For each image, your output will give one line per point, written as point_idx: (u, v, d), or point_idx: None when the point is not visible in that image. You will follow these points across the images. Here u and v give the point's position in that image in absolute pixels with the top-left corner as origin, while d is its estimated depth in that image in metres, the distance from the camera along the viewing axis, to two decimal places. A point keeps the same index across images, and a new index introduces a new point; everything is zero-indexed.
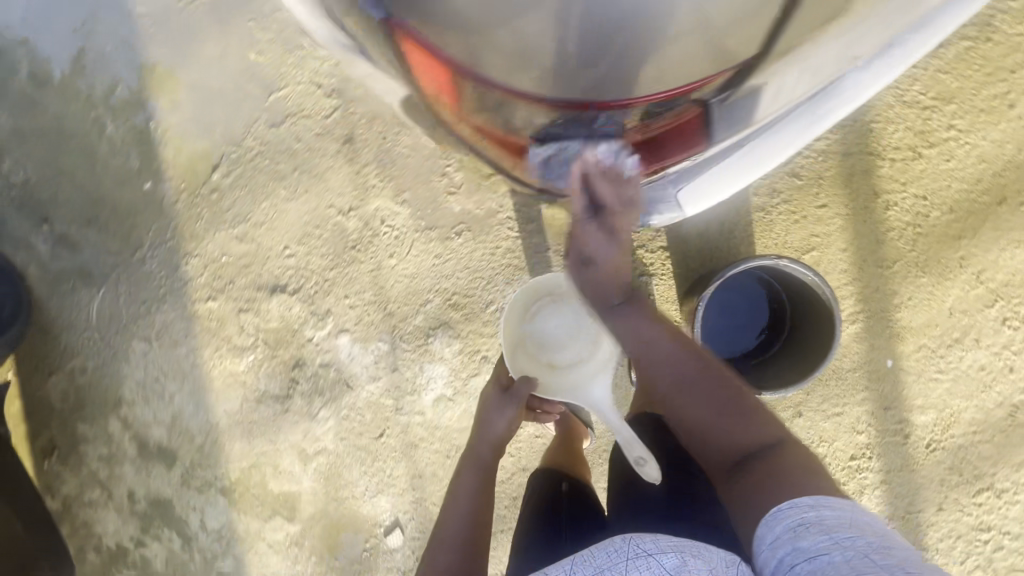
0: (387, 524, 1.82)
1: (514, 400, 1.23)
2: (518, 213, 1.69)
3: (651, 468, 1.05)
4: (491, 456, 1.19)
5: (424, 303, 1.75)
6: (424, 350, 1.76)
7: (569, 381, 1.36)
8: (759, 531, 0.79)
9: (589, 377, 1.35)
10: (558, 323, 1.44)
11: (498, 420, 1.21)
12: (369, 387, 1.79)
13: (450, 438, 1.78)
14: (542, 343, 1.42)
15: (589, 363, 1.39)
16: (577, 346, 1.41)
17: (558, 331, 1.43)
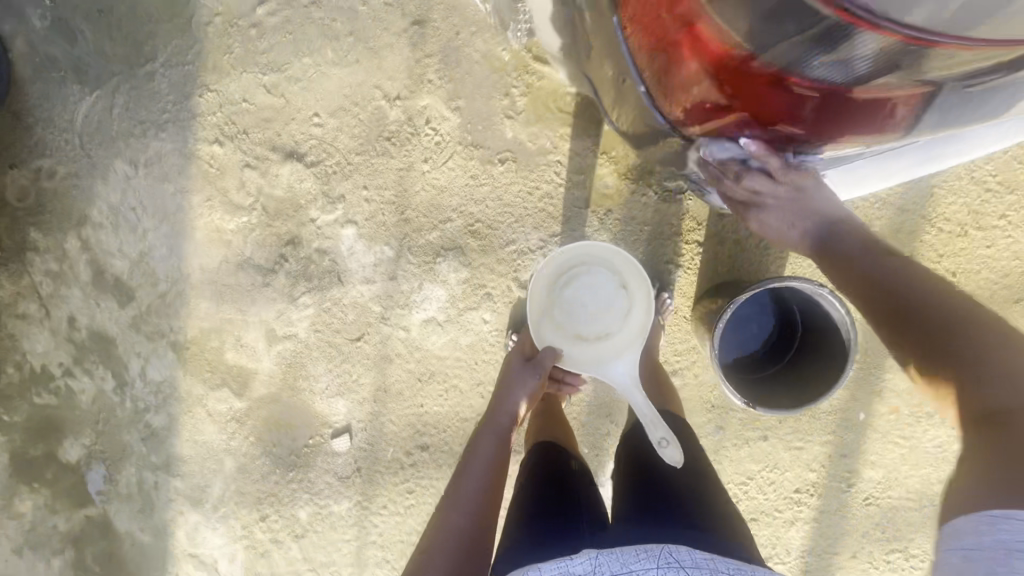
0: (336, 427, 1.77)
1: (538, 371, 1.36)
2: (569, 160, 1.60)
3: (671, 450, 1.17)
4: (508, 423, 1.29)
5: (444, 221, 1.65)
6: (428, 268, 1.67)
7: (595, 356, 1.39)
8: (959, 523, 0.72)
9: (615, 355, 1.38)
10: (591, 296, 1.41)
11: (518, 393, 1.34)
12: (360, 288, 1.69)
13: (427, 363, 1.72)
14: (569, 317, 1.42)
15: (618, 340, 1.40)
16: (607, 320, 1.41)
17: (589, 303, 1.41)
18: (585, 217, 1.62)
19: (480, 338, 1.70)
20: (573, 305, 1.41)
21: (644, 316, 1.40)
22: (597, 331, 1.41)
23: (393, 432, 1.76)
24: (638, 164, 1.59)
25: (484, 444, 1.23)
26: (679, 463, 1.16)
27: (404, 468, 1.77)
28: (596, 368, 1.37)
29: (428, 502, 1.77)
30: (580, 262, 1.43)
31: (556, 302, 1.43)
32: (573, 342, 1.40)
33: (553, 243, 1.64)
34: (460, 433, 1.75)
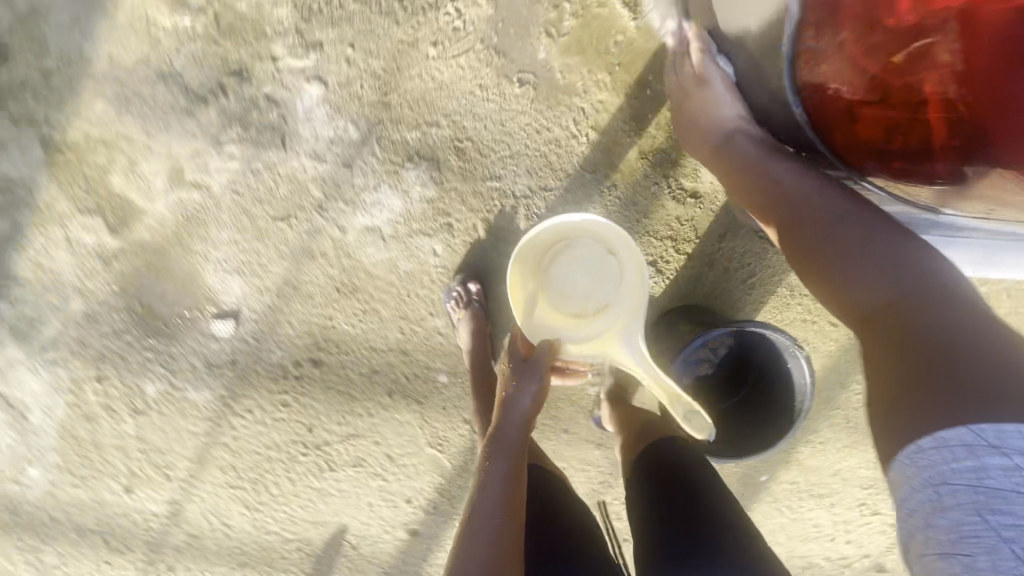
0: (222, 307, 1.49)
1: (538, 371, 1.16)
2: (593, 113, 1.38)
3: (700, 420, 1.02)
4: (519, 438, 1.12)
5: (430, 124, 1.38)
6: (392, 171, 1.40)
7: (597, 334, 1.20)
8: (908, 461, 0.65)
9: (618, 328, 1.18)
10: (580, 274, 1.25)
11: (521, 396, 1.15)
12: (305, 162, 1.39)
13: (353, 276, 1.47)
14: (561, 299, 1.25)
15: (617, 312, 1.20)
16: (603, 295, 1.23)
17: (581, 277, 1.25)
18: (585, 183, 1.42)
19: (422, 270, 1.47)
20: (565, 286, 1.25)
21: (639, 283, 1.20)
22: (595, 304, 1.23)
23: (287, 336, 1.51)
24: (663, 148, 1.40)
25: (495, 470, 1.06)
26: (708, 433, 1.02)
27: (287, 378, 1.54)
28: (598, 346, 1.18)
29: (300, 422, 1.57)
30: (564, 243, 1.25)
31: (544, 286, 1.25)
32: (567, 324, 1.22)
33: (541, 197, 1.43)
34: (364, 362, 1.54)
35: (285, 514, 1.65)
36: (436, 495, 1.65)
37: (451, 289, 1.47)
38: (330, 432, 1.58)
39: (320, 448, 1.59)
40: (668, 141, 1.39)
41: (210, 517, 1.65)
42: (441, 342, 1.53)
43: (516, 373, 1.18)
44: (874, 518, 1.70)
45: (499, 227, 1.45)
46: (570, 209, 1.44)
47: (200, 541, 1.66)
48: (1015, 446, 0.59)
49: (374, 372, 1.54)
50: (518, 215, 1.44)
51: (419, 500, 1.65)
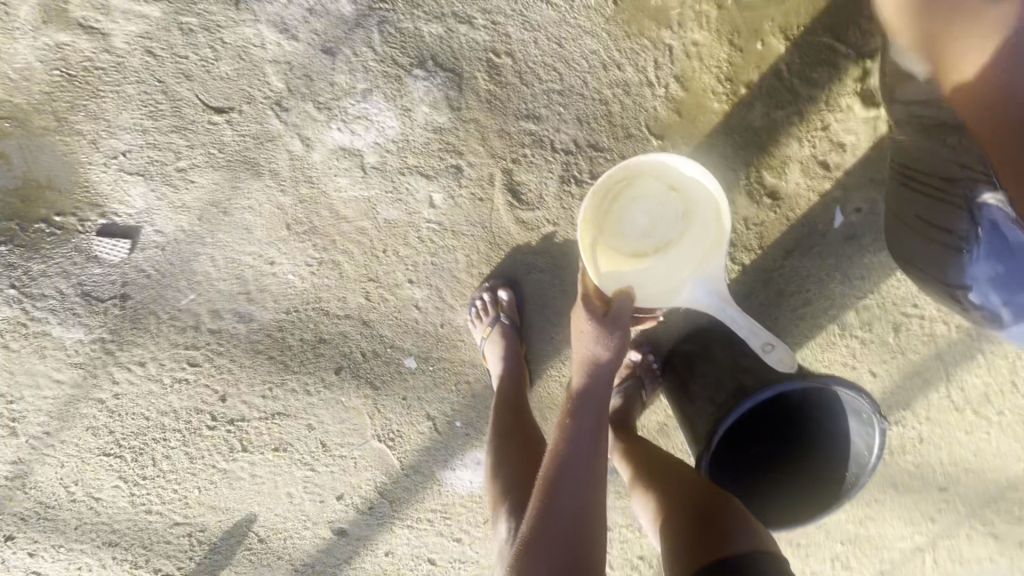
0: (113, 220, 1.04)
1: (621, 325, 0.84)
2: (680, 57, 1.03)
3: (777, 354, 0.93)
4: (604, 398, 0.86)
5: (459, 18, 0.97)
6: (392, 74, 0.98)
7: (665, 279, 0.98)
8: None
9: (687, 270, 0.96)
10: (642, 210, 1.00)
11: (602, 357, 0.84)
12: (265, 32, 0.95)
13: (312, 211, 1.06)
14: (621, 240, 1.00)
15: (688, 252, 0.98)
16: (671, 232, 1.00)
17: (641, 216, 1.00)
18: (648, 151, 1.06)
19: (408, 222, 1.08)
20: (627, 226, 1.00)
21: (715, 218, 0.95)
22: (659, 243, 1.00)
23: (206, 276, 1.10)
24: (752, 126, 1.07)
25: (576, 430, 0.84)
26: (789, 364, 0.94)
27: (199, 331, 1.14)
28: (665, 291, 0.96)
29: (210, 388, 1.19)
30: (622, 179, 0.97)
31: (602, 225, 0.99)
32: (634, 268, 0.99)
33: (587, 156, 1.06)
34: (308, 324, 1.16)
35: (177, 494, 1.29)
36: (376, 495, 1.34)
37: (474, 300, 1.15)
38: (250, 405, 1.22)
39: (234, 423, 1.23)
40: (761, 117, 1.07)
41: (71, 487, 1.25)
42: (416, 318, 1.18)
43: (593, 332, 0.84)
44: None
45: (523, 185, 1.08)
46: None
47: (53, 513, 1.27)
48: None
49: (321, 341, 1.18)
50: (551, 173, 1.07)
51: (351, 498, 1.34)
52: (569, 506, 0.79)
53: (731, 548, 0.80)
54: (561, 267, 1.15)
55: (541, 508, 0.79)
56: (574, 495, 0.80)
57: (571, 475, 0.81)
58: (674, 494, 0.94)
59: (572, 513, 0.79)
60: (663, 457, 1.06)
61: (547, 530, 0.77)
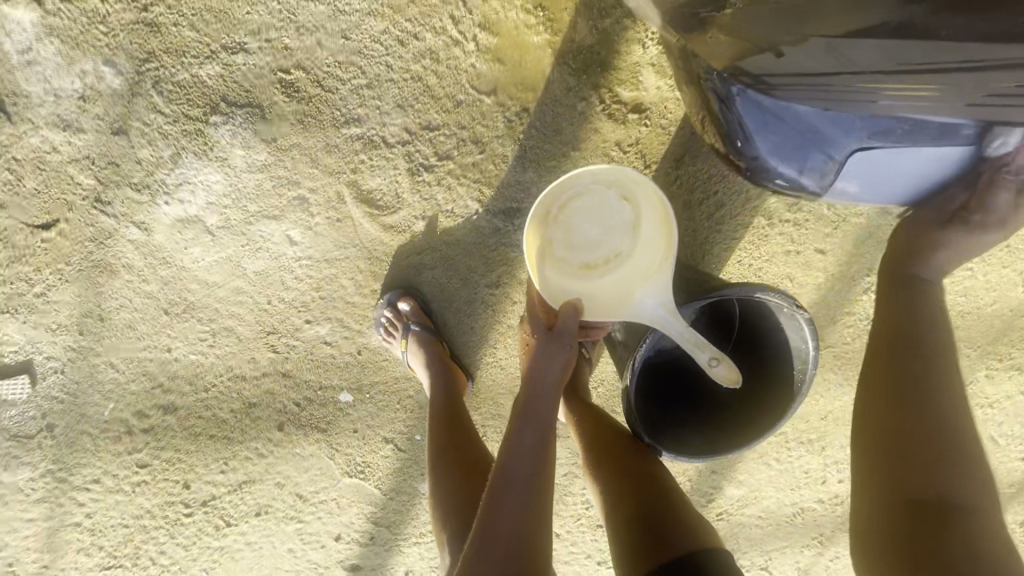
0: (6, 362, 1.05)
1: (568, 337, 0.85)
2: (477, 4, 0.94)
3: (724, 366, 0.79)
4: (552, 410, 0.84)
5: (232, 49, 0.90)
6: (192, 130, 0.93)
7: (615, 290, 0.90)
8: None
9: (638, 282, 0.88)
10: (587, 223, 0.91)
11: (549, 370, 0.84)
12: (50, 135, 0.91)
13: (181, 290, 1.04)
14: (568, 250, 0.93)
15: (640, 259, 0.90)
16: (621, 241, 0.91)
17: (584, 227, 0.91)
18: (484, 112, 0.99)
19: (278, 268, 1.05)
20: (572, 237, 0.92)
21: (663, 227, 0.88)
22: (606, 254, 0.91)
23: (115, 382, 1.10)
24: (584, 46, 0.98)
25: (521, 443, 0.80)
26: (737, 382, 0.79)
27: (133, 434, 1.15)
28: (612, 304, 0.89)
29: (171, 480, 1.20)
30: (573, 187, 0.90)
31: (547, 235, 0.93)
32: (582, 282, 0.92)
33: (424, 139, 0.99)
34: (230, 395, 1.15)
35: None
36: (371, 526, 1.34)
37: (378, 318, 1.11)
38: (214, 483, 1.23)
39: (208, 504, 1.25)
40: (590, 33, 0.97)
41: None
42: (330, 354, 1.15)
43: (542, 346, 0.85)
44: None
45: (374, 191, 1.02)
46: (470, 151, 1.01)
47: None
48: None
49: (250, 405, 1.17)
50: (397, 169, 1.01)
51: (349, 535, 1.34)
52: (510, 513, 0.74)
53: (676, 549, 0.79)
54: (450, 257, 1.09)
55: (484, 522, 0.74)
56: (516, 506, 0.75)
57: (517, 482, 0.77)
58: (616, 481, 0.92)
59: (514, 528, 0.74)
60: (607, 429, 1.01)
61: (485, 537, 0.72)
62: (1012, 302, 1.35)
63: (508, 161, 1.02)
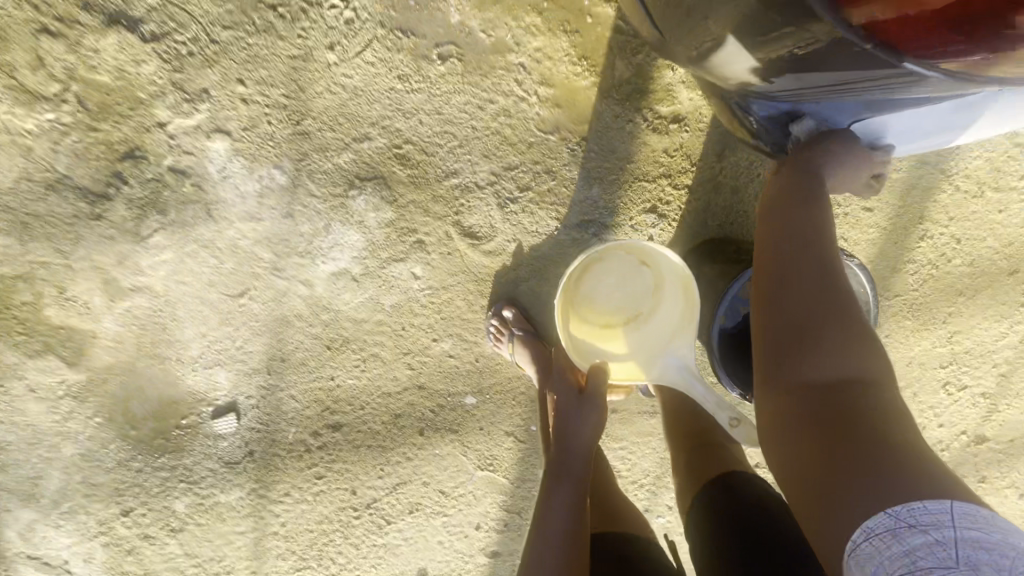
0: (217, 404, 1.36)
1: (594, 401, 1.03)
2: (534, 65, 1.19)
3: (744, 428, 0.98)
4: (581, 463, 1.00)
5: (359, 139, 1.20)
6: (337, 205, 1.23)
7: (643, 350, 1.17)
8: None
9: (662, 347, 1.14)
10: (609, 286, 1.21)
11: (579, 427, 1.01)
12: (240, 226, 1.22)
13: (338, 329, 1.33)
14: (597, 311, 1.22)
15: (661, 319, 1.18)
16: (642, 304, 1.21)
17: (608, 290, 1.21)
18: (552, 147, 1.23)
19: (408, 299, 1.32)
20: (598, 298, 1.21)
21: (684, 296, 1.14)
22: (629, 314, 1.21)
23: (295, 409, 1.39)
24: (624, 79, 1.20)
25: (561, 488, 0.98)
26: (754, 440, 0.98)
27: (311, 452, 1.43)
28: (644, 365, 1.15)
29: (341, 488, 1.47)
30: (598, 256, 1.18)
31: (577, 301, 1.20)
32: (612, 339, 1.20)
33: (508, 178, 1.24)
34: (382, 409, 1.41)
35: None
36: (504, 513, 1.55)
37: (489, 327, 1.34)
38: (374, 487, 1.48)
39: (371, 506, 1.49)
40: (627, 68, 1.19)
41: None
42: (454, 364, 1.39)
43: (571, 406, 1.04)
44: (962, 393, 1.56)
45: (475, 226, 1.27)
46: (545, 179, 1.25)
47: None
48: (928, 520, 0.57)
49: (397, 416, 1.42)
50: (490, 205, 1.26)
51: (487, 523, 1.55)
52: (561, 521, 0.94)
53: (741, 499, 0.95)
54: (539, 269, 1.33)
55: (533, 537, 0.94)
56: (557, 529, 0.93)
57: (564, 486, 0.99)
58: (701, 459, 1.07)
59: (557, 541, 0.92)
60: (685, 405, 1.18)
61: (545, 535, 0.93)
62: None
63: (576, 183, 1.25)
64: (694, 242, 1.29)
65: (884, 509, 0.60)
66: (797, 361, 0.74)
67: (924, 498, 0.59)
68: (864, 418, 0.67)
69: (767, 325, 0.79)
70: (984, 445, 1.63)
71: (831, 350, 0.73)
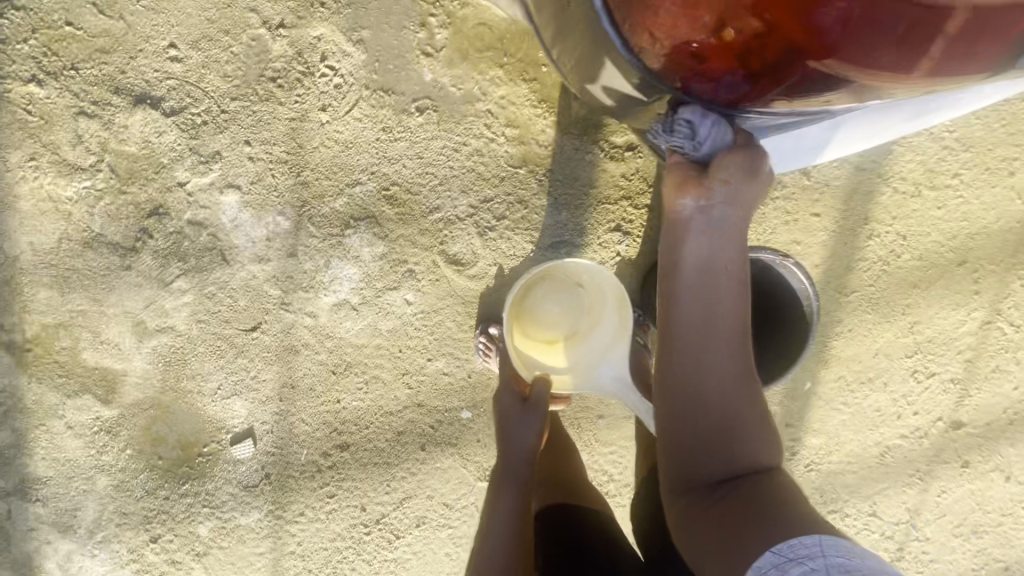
0: (236, 431, 1.49)
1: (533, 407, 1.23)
2: (501, 110, 1.36)
3: None
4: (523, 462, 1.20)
5: (352, 185, 1.36)
6: (335, 243, 1.38)
7: (581, 362, 1.31)
8: None
9: (598, 358, 1.30)
10: (553, 302, 1.33)
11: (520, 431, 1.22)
12: (251, 267, 1.38)
13: (341, 355, 1.46)
14: (541, 325, 1.34)
15: (599, 334, 1.32)
16: (582, 319, 1.33)
17: (551, 305, 1.33)
18: (522, 179, 1.39)
19: (403, 323, 1.45)
20: (541, 312, 1.33)
21: (619, 313, 1.30)
22: (569, 329, 1.33)
23: (306, 432, 1.51)
24: (580, 115, 1.36)
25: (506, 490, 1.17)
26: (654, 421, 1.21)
27: (322, 472, 1.54)
28: (581, 375, 1.30)
29: (352, 505, 1.57)
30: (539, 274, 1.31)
31: (520, 314, 1.33)
32: (554, 350, 1.33)
33: (484, 209, 1.40)
34: (386, 428, 1.53)
35: None
36: None
37: (477, 344, 1.46)
38: (382, 503, 1.58)
39: (380, 522, 1.59)
40: (582, 106, 1.36)
41: None
42: (449, 381, 1.52)
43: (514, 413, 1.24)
44: (932, 380, 1.65)
45: (458, 253, 1.42)
46: (518, 208, 1.40)
47: None
48: (805, 554, 0.66)
49: (400, 433, 1.54)
50: (471, 234, 1.41)
51: None
52: (505, 512, 1.13)
53: None
54: None
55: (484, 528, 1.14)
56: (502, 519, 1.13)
57: (509, 492, 1.17)
58: None
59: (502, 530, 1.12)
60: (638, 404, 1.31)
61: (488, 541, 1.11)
62: (1011, 213, 1.53)
63: (546, 209, 1.40)
64: (658, 254, 1.43)
65: (771, 548, 0.69)
66: (718, 431, 0.81)
67: (802, 536, 0.69)
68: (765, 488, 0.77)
69: (693, 386, 0.81)
70: (963, 430, 1.70)
71: (745, 420, 0.81)
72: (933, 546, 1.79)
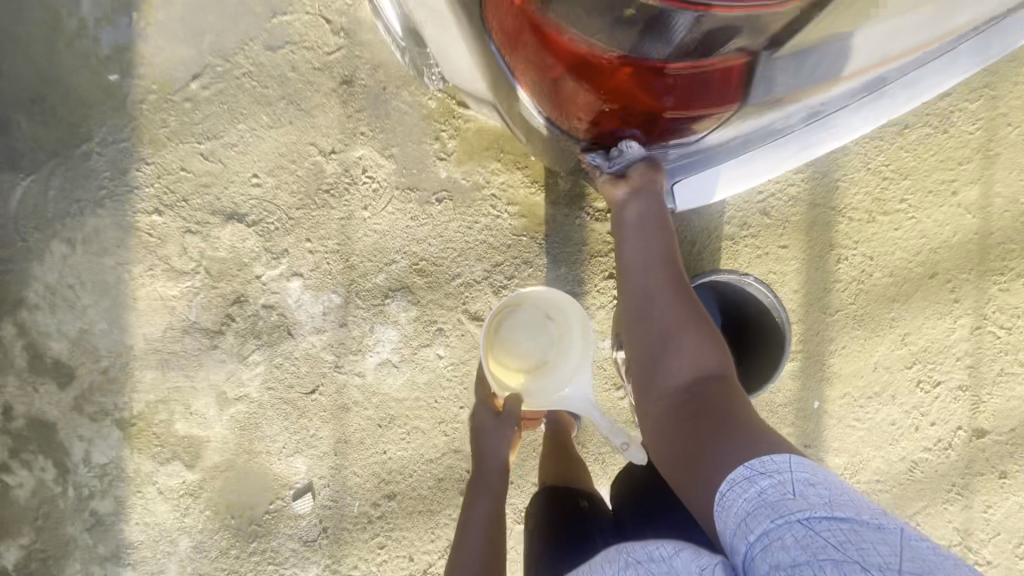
0: (297, 487, 1.69)
1: (507, 423, 1.44)
2: (502, 192, 1.70)
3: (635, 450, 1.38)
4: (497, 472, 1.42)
5: (389, 264, 1.69)
6: (377, 312, 1.68)
7: (552, 386, 1.50)
8: None
9: (566, 382, 1.48)
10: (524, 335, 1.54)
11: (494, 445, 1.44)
12: (311, 338, 1.68)
13: (385, 409, 1.69)
14: (516, 355, 1.54)
15: (566, 360, 1.51)
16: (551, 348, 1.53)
17: (523, 338, 1.54)
18: (525, 244, 1.69)
19: (437, 375, 1.69)
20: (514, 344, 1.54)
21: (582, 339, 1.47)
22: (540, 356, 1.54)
23: (357, 483, 1.70)
24: (566, 189, 1.69)
25: (482, 498, 1.37)
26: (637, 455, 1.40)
27: (373, 522, 1.70)
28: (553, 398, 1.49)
29: (400, 555, 1.69)
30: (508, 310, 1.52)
31: (496, 346, 1.54)
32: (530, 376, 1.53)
33: (497, 272, 1.69)
34: (428, 475, 1.70)
35: None
36: None
37: None
38: (428, 551, 1.70)
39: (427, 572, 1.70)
40: (566, 182, 1.69)
41: None
42: None
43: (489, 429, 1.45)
44: (939, 389, 1.72)
45: (479, 310, 1.69)
46: (525, 268, 1.69)
47: None
48: (774, 468, 0.76)
49: (441, 479, 1.70)
50: (488, 294, 1.69)
51: None
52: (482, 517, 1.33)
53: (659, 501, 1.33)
54: None
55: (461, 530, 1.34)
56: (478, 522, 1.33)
57: (483, 495, 1.38)
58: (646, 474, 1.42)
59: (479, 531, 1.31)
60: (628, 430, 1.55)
61: (465, 538, 1.31)
62: (965, 227, 1.71)
63: (547, 266, 1.69)
64: None
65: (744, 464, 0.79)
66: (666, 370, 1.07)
67: (775, 455, 0.78)
68: (719, 398, 0.98)
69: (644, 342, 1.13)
70: (988, 439, 1.72)
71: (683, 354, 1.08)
72: (992, 566, 1.73)
